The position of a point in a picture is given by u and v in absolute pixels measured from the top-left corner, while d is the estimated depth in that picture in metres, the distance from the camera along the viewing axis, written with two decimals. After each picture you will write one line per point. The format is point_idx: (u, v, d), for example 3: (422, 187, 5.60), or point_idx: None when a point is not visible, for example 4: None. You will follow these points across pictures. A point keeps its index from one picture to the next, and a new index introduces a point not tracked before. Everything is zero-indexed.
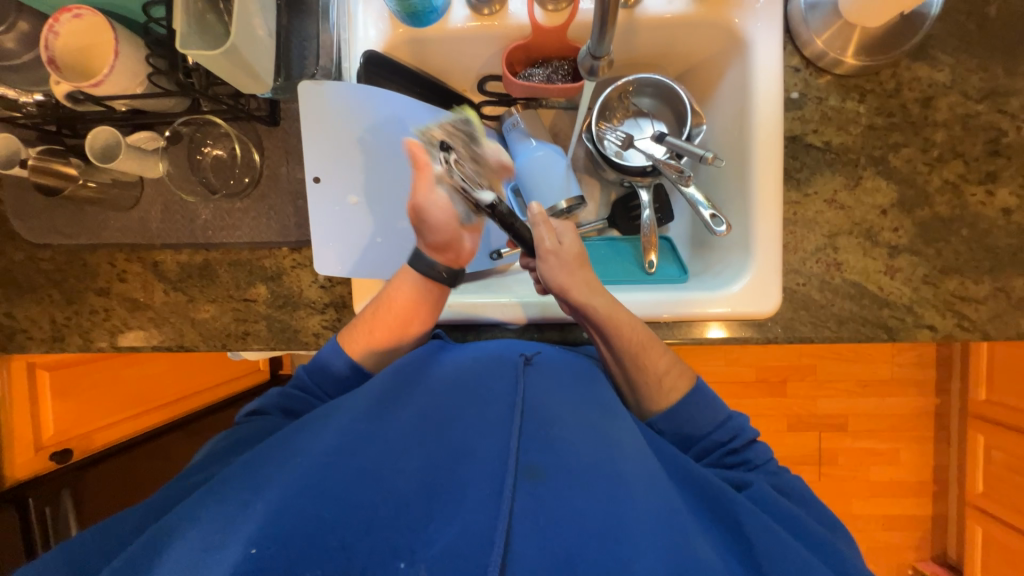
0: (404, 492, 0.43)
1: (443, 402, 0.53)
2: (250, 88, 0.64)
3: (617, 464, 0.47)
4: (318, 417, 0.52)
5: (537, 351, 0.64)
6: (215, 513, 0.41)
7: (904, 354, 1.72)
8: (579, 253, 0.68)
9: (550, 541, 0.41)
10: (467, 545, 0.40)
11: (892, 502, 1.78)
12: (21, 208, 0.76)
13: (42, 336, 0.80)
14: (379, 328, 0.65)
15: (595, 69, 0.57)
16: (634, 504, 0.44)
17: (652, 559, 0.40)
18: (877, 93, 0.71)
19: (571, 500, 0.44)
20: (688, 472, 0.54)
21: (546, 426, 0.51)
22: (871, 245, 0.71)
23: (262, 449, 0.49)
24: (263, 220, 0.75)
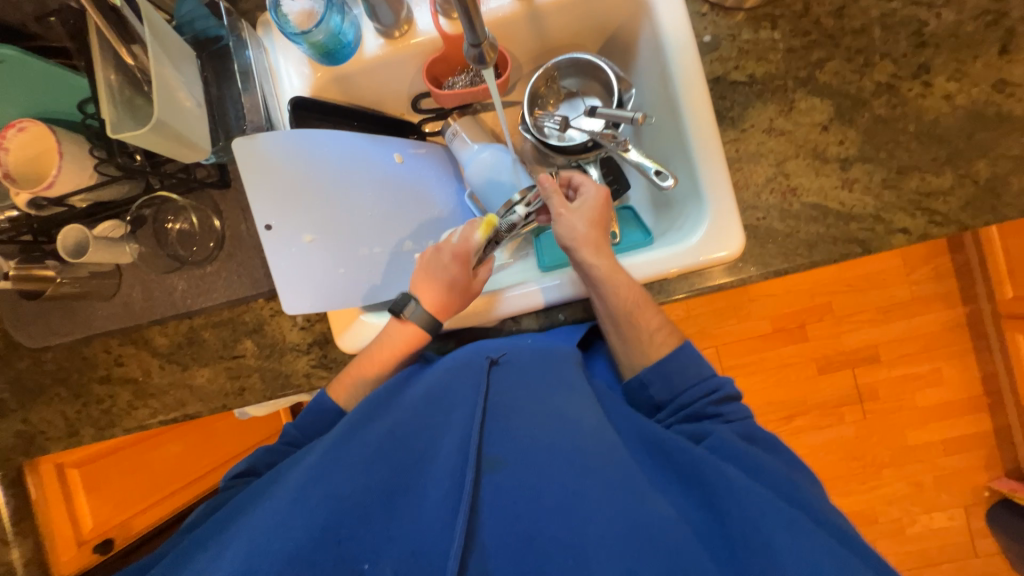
0: (371, 508, 0.43)
1: (409, 416, 0.52)
2: (190, 157, 0.68)
3: (575, 441, 0.47)
4: (293, 463, 0.53)
5: (504, 351, 0.61)
6: (194, 565, 0.42)
7: (919, 270, 1.67)
8: (596, 215, 0.69)
9: (509, 525, 0.43)
10: (430, 543, 0.42)
11: (947, 424, 1.70)
12: (18, 319, 0.81)
13: (58, 434, 0.84)
14: (360, 373, 0.69)
15: (482, 56, 0.59)
16: (590, 476, 0.44)
17: (606, 525, 0.41)
18: (787, 16, 0.71)
19: (530, 483, 0.45)
20: (653, 436, 0.51)
21: (507, 418, 0.50)
22: (821, 163, 0.70)
23: (241, 499, 0.51)
24: (233, 278, 0.78)
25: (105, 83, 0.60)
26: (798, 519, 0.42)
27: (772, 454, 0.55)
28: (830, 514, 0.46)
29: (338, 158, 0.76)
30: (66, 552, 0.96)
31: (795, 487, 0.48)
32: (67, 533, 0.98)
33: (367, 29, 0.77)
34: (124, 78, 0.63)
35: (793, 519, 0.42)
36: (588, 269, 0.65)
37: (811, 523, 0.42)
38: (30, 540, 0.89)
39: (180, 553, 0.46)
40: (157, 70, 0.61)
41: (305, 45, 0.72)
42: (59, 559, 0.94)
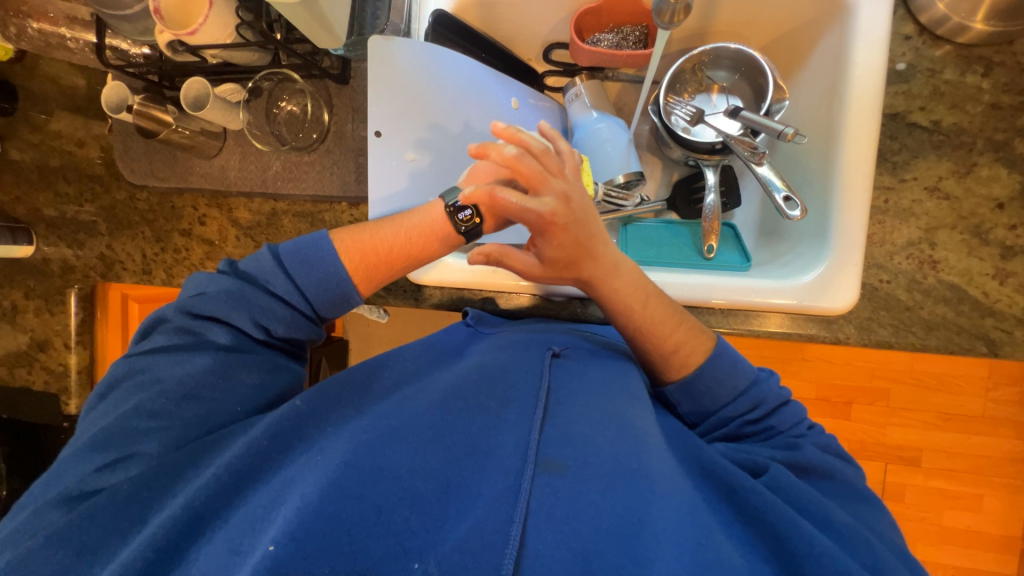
0: (422, 491, 0.41)
1: (464, 393, 0.50)
2: (324, 43, 0.67)
3: (639, 459, 0.44)
4: (340, 407, 0.50)
5: (566, 344, 0.59)
6: (247, 505, 0.42)
7: (1002, 389, 1.51)
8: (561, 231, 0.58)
9: (564, 538, 0.39)
10: (482, 541, 0.38)
11: (967, 553, 1.57)
12: (126, 152, 0.86)
13: (134, 268, 0.89)
14: (376, 242, 0.59)
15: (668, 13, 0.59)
16: (657, 503, 0.41)
17: (673, 559, 0.37)
18: (1007, 66, 0.61)
19: (588, 496, 0.41)
20: (722, 471, 0.47)
21: (565, 423, 0.47)
22: (979, 243, 0.62)
23: (274, 422, 0.46)
24: (326, 174, 0.79)
25: None
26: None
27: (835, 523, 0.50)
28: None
29: (461, 86, 0.74)
30: None
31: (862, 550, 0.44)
32: None
33: None
34: None
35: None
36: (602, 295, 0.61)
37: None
38: (88, 353, 0.97)
39: (217, 472, 0.42)
40: None
41: None
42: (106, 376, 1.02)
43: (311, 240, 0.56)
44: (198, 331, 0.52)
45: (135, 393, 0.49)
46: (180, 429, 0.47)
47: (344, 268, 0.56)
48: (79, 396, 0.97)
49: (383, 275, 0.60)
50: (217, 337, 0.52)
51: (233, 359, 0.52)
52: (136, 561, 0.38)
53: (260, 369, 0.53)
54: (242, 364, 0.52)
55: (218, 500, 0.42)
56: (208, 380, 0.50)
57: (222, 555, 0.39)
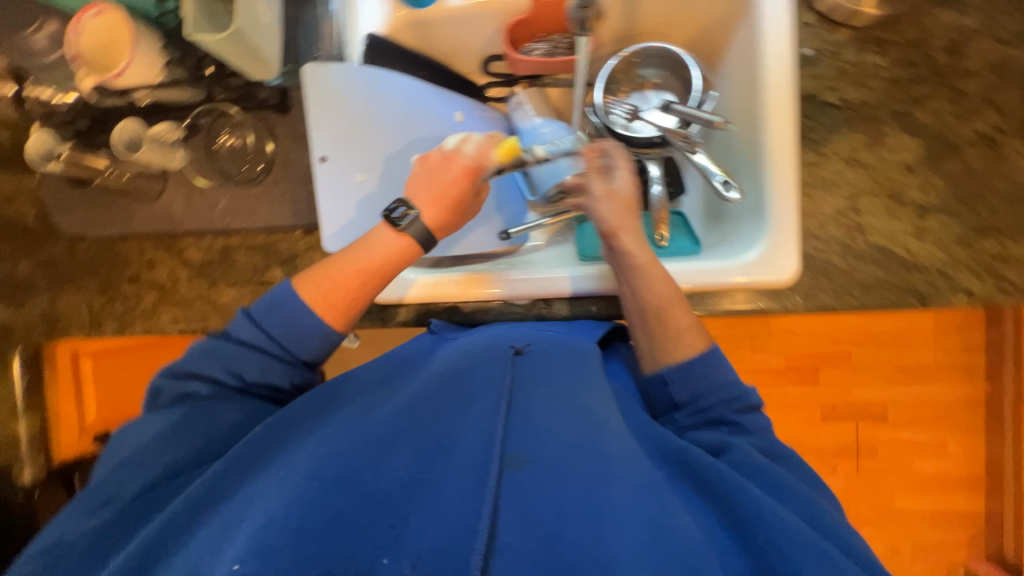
0: (387, 494, 0.41)
1: (428, 397, 0.51)
2: (257, 74, 0.67)
3: (598, 443, 0.45)
4: (304, 422, 0.50)
5: (529, 341, 0.60)
6: (208, 529, 0.41)
7: (949, 338, 1.62)
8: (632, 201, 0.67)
9: (529, 526, 0.40)
10: (449, 539, 0.38)
11: (940, 497, 1.66)
12: (61, 202, 0.82)
13: (80, 322, 0.85)
14: (332, 269, 0.59)
15: (585, 18, 0.64)
16: (616, 485, 0.42)
17: (632, 535, 0.39)
18: (898, 44, 0.67)
19: (551, 485, 0.43)
20: (679, 449, 0.49)
21: (529, 416, 0.49)
22: (897, 205, 0.67)
23: (240, 450, 0.47)
24: (276, 204, 0.78)
25: None
26: (828, 553, 0.40)
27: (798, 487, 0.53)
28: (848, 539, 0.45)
29: (403, 105, 0.75)
30: (67, 436, 0.99)
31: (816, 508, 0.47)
32: (71, 417, 1.00)
33: None
34: None
35: (824, 555, 0.40)
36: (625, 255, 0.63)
37: (841, 558, 0.40)
38: (38, 416, 0.91)
39: (175, 508, 0.43)
40: None
41: None
42: (60, 440, 0.95)
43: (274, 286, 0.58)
44: (182, 389, 0.53)
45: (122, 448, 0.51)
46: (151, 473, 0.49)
47: (313, 310, 0.56)
48: (34, 464, 0.91)
49: (345, 301, 0.58)
50: (197, 392, 0.53)
51: (212, 407, 0.53)
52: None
53: (241, 411, 0.54)
54: (223, 409, 0.53)
55: (174, 533, 0.42)
56: (187, 428, 0.51)
57: None
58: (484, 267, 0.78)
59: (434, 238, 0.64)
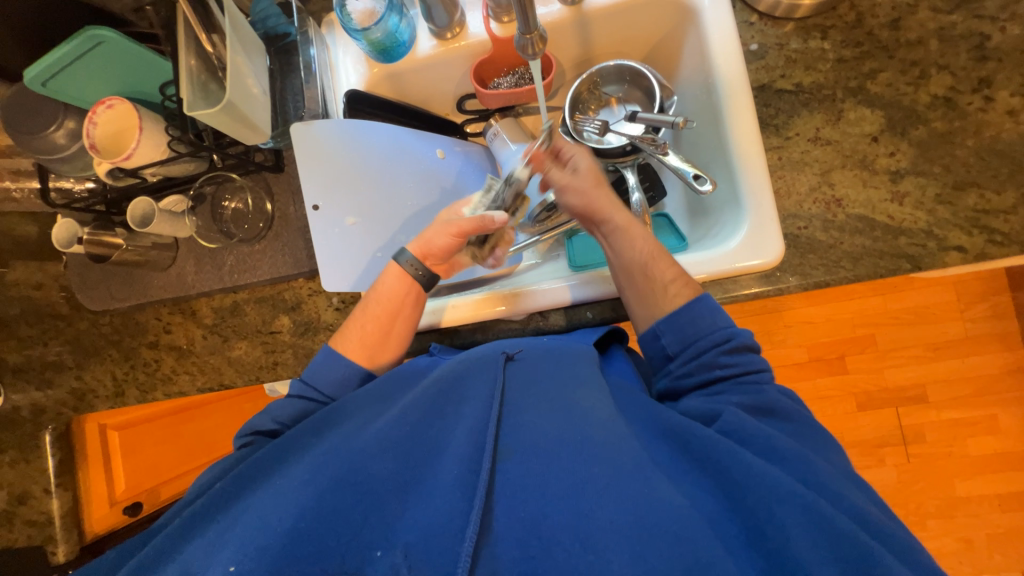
0: (381, 493, 0.45)
1: (421, 402, 0.52)
2: (251, 139, 0.73)
3: (582, 432, 0.49)
4: (307, 435, 0.53)
5: (520, 346, 0.62)
6: (207, 532, 0.45)
7: (975, 307, 1.56)
8: (595, 175, 0.73)
9: (517, 511, 0.44)
10: (439, 531, 0.42)
11: (1004, 478, 1.55)
12: (84, 282, 0.88)
13: (106, 393, 0.89)
14: (363, 323, 0.66)
15: (529, 44, 0.63)
16: (598, 462, 0.46)
17: (614, 511, 0.43)
18: (839, 27, 0.71)
19: (538, 472, 0.46)
20: (671, 425, 0.51)
21: (517, 413, 0.52)
22: (869, 174, 0.68)
23: (248, 465, 0.51)
24: (278, 256, 0.83)
25: (185, 66, 0.65)
26: (825, 514, 0.41)
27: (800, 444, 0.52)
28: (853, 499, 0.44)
29: (386, 150, 0.80)
30: (99, 509, 1.01)
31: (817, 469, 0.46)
32: (102, 490, 1.03)
33: (422, 31, 0.82)
34: (201, 62, 0.68)
35: (815, 513, 0.41)
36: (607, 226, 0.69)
37: (836, 514, 0.41)
38: (70, 493, 0.94)
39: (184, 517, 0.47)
40: (233, 57, 0.66)
41: (365, 42, 0.77)
42: (92, 515, 0.98)
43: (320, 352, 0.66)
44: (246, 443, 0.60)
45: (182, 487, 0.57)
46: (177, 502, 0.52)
47: (353, 360, 0.65)
48: (66, 542, 0.93)
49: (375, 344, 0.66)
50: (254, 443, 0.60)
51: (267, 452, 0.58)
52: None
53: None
54: None
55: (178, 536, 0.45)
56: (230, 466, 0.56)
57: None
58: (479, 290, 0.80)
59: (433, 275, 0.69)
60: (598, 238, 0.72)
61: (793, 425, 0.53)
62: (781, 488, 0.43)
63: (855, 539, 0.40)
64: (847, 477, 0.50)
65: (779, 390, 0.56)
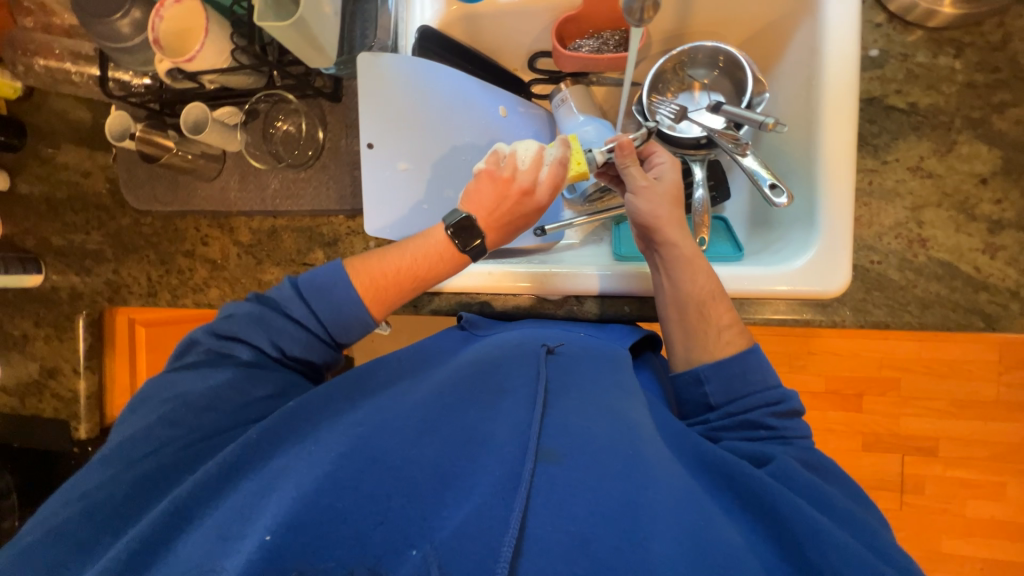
0: (417, 480, 0.42)
1: (457, 388, 0.52)
2: (315, 62, 0.70)
3: (634, 446, 0.45)
4: (335, 404, 0.51)
5: (562, 342, 0.61)
6: (235, 500, 0.43)
7: (1014, 373, 1.49)
8: (677, 190, 0.66)
9: (565, 525, 0.40)
10: (481, 533, 0.38)
11: (995, 544, 1.53)
12: (130, 179, 0.89)
13: (140, 291, 0.91)
14: (386, 266, 0.60)
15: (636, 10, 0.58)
16: (654, 488, 0.42)
17: (669, 540, 0.39)
18: (977, 46, 0.63)
19: (588, 482, 0.42)
20: (717, 458, 0.47)
21: (561, 414, 0.48)
22: (966, 219, 0.62)
23: (269, 425, 0.47)
24: (322, 189, 0.81)
25: None
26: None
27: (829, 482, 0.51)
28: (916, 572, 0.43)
29: (449, 97, 0.76)
30: (121, 397, 1.06)
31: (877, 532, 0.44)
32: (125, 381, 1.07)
33: None
34: None
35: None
36: (670, 249, 0.63)
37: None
38: (97, 377, 0.98)
39: (203, 475, 0.44)
40: None
41: None
42: (113, 402, 1.02)
43: (326, 270, 0.58)
44: (224, 351, 0.54)
45: (155, 409, 0.50)
46: (194, 437, 0.49)
47: (356, 293, 0.58)
48: (88, 421, 0.98)
49: (394, 298, 0.61)
50: (238, 355, 0.54)
51: (251, 374, 0.54)
52: (128, 553, 0.40)
53: (275, 384, 0.54)
54: (256, 379, 0.54)
55: (201, 496, 0.43)
56: (226, 394, 0.51)
57: (208, 542, 0.40)
58: (518, 262, 0.76)
59: (485, 250, 0.64)
60: (654, 260, 0.66)
61: (842, 486, 0.51)
62: (852, 555, 0.39)
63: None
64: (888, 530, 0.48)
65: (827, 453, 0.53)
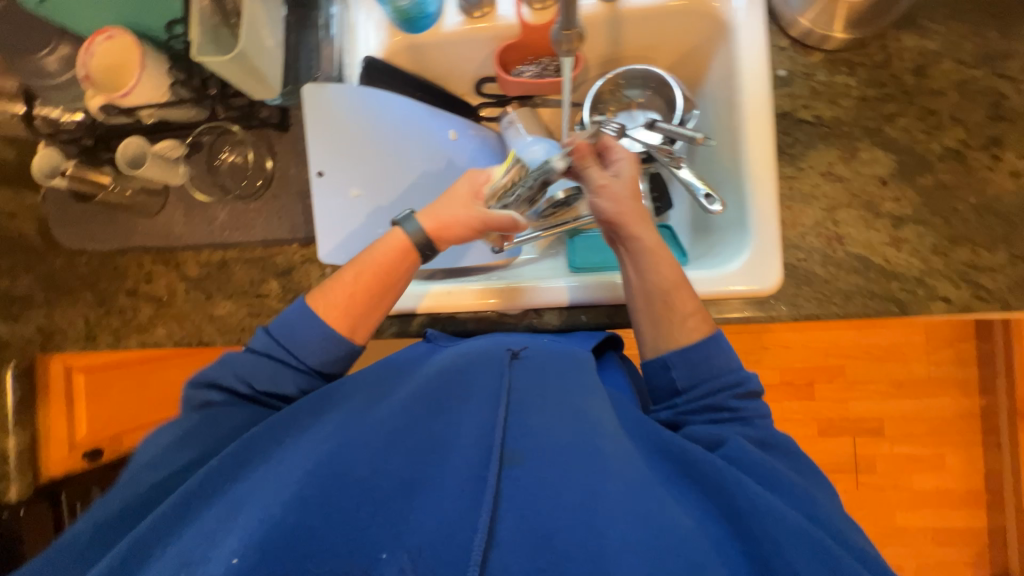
0: (386, 491, 0.45)
1: (424, 398, 0.53)
2: (259, 93, 0.70)
3: (593, 441, 0.48)
4: (306, 421, 0.53)
5: (527, 346, 0.61)
6: (205, 522, 0.44)
7: (940, 351, 1.63)
8: (636, 185, 0.69)
9: (526, 520, 0.43)
10: (447, 535, 0.42)
11: (941, 513, 1.64)
12: (63, 218, 0.84)
13: (75, 334, 0.85)
14: (345, 287, 0.62)
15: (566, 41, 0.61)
16: (610, 478, 0.45)
17: (623, 525, 0.42)
18: (866, 65, 0.72)
19: (548, 480, 0.46)
20: (677, 445, 0.51)
21: (523, 414, 0.51)
22: (873, 217, 0.70)
23: (243, 445, 0.50)
24: (274, 218, 0.80)
25: (197, 8, 0.62)
26: (831, 551, 0.42)
27: (794, 470, 0.55)
28: (848, 535, 0.47)
29: (398, 123, 0.78)
30: (57, 451, 0.98)
31: (815, 502, 0.49)
32: (62, 434, 1.00)
33: (449, 6, 0.79)
34: (214, 6, 0.65)
35: (815, 543, 0.42)
36: (632, 241, 0.66)
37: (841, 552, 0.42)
38: (28, 432, 0.91)
39: (176, 500, 0.45)
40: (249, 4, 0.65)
41: (389, 8, 0.74)
42: (48, 458, 0.96)
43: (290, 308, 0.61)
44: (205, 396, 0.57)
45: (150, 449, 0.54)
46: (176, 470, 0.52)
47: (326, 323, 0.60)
48: (20, 481, 0.92)
49: (361, 314, 0.62)
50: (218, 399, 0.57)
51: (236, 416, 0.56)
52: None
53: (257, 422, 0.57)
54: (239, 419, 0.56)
55: (169, 524, 0.44)
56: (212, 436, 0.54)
57: (177, 565, 0.41)
58: (485, 280, 0.78)
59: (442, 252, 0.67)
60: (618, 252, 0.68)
61: (793, 462, 0.55)
62: (784, 520, 0.43)
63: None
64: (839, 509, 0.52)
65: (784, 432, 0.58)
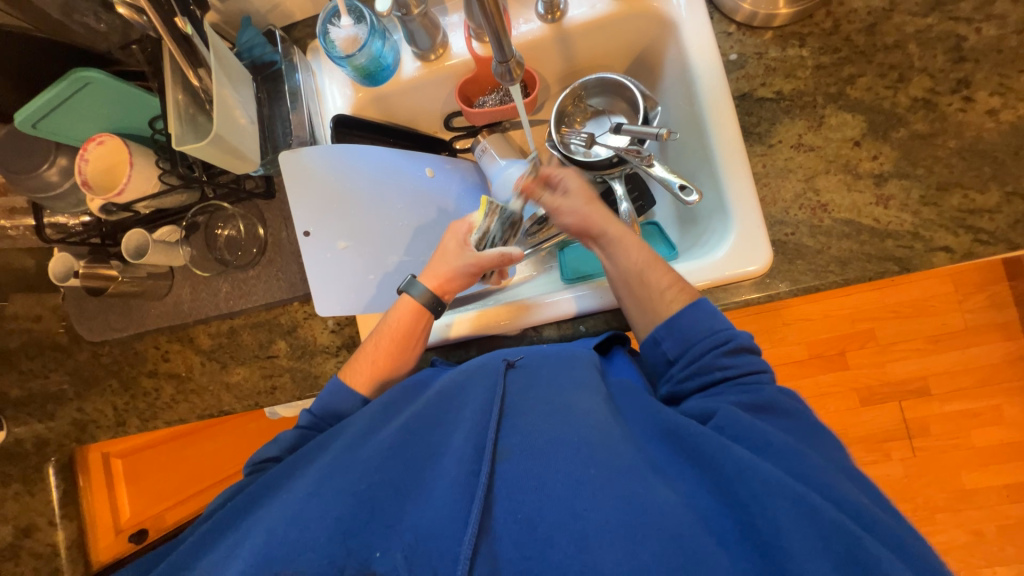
0: (385, 500, 0.48)
1: (421, 413, 0.56)
2: (240, 168, 0.74)
3: (582, 433, 0.50)
4: (315, 453, 0.56)
5: (522, 355, 0.64)
6: (222, 550, 0.47)
7: (973, 298, 1.56)
8: (586, 194, 0.75)
9: (513, 512, 0.46)
10: (437, 534, 0.45)
11: (1012, 468, 1.54)
12: (82, 315, 0.89)
13: (107, 423, 0.89)
14: (368, 361, 0.68)
15: (510, 71, 0.64)
16: (597, 464, 0.47)
17: (610, 509, 0.44)
18: (816, 34, 0.72)
19: (535, 472, 0.48)
20: (666, 423, 0.52)
21: (516, 415, 0.53)
22: (854, 178, 0.69)
23: (262, 483, 0.55)
24: (273, 282, 0.83)
25: (173, 101, 0.67)
26: (811, 502, 0.42)
27: (804, 440, 0.51)
28: (848, 492, 0.45)
29: (374, 171, 0.81)
30: (105, 538, 1.02)
31: (808, 459, 0.47)
32: (107, 520, 1.04)
33: (405, 54, 0.83)
34: (188, 97, 0.70)
35: (806, 503, 0.42)
36: (603, 238, 0.71)
37: (822, 502, 0.42)
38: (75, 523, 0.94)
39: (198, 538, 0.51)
40: (219, 90, 0.68)
41: (350, 69, 0.78)
42: (97, 544, 0.98)
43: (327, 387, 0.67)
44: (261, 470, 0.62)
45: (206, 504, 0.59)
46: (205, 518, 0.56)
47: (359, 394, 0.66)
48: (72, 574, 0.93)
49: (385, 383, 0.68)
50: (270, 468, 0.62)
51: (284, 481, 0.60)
52: None
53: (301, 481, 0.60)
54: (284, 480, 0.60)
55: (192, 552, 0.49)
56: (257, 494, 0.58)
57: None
58: (494, 303, 0.79)
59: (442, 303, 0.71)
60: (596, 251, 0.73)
61: (793, 421, 0.53)
62: (771, 479, 0.44)
63: (843, 528, 0.40)
64: (850, 473, 0.49)
65: (778, 390, 0.56)
